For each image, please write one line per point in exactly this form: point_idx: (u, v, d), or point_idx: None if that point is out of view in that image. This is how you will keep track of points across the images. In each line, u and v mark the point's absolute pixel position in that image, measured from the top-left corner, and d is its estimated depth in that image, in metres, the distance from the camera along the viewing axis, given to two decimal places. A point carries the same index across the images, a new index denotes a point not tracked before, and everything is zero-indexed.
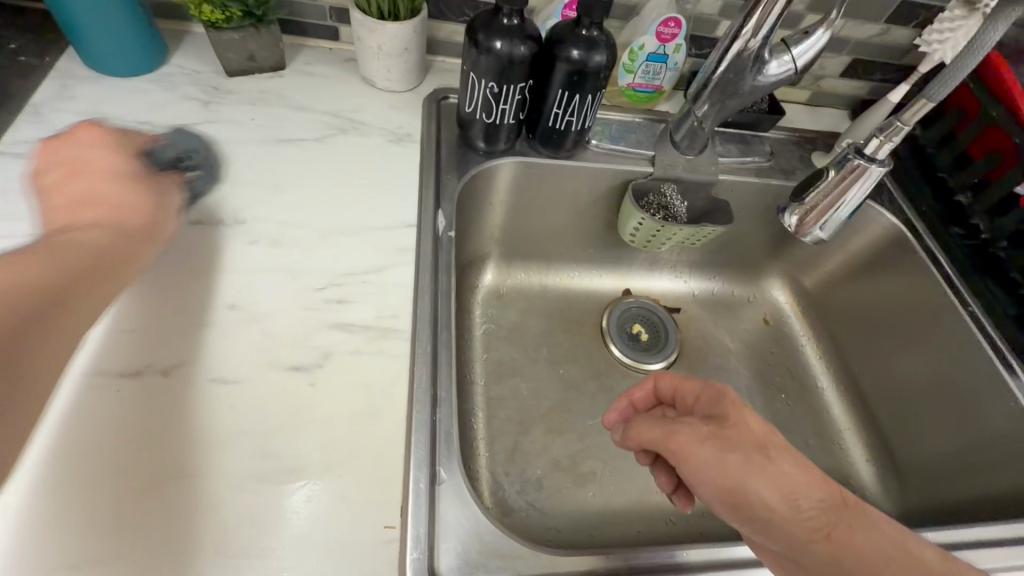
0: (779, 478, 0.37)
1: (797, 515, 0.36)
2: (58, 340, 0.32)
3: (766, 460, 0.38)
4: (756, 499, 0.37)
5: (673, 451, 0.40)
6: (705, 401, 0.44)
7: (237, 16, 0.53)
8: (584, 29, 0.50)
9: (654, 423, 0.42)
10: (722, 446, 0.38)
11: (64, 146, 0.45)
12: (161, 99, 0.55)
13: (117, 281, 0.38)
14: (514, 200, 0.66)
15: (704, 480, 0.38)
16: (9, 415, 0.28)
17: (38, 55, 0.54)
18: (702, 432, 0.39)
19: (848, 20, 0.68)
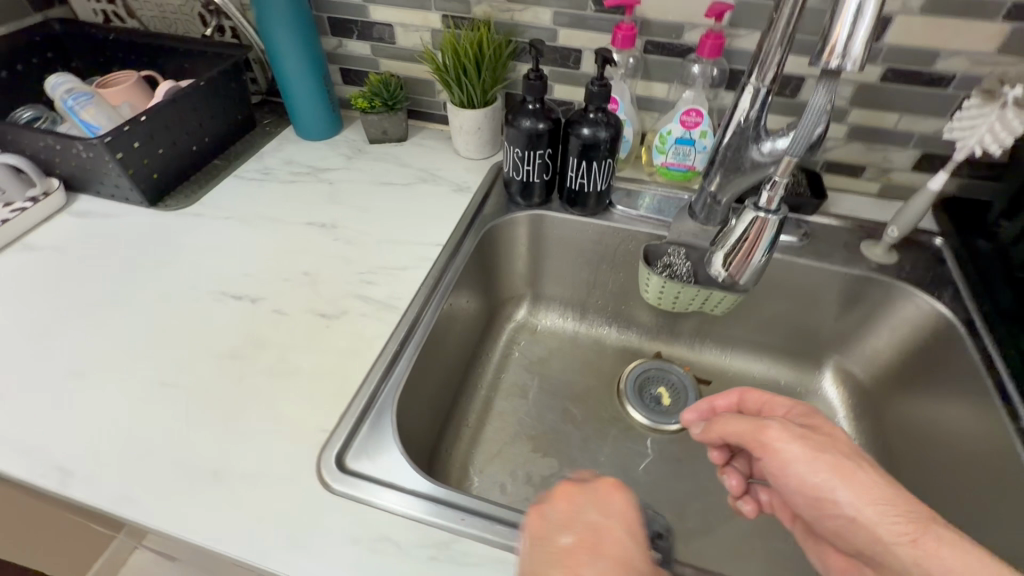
0: (864, 483, 0.37)
1: (880, 519, 0.36)
2: None
3: (856, 468, 0.38)
4: (841, 498, 0.38)
5: (760, 441, 0.42)
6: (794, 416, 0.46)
7: (378, 105, 0.82)
8: (591, 112, 0.64)
9: (738, 418, 0.45)
10: (813, 447, 0.40)
11: (568, 504, 0.40)
12: (326, 154, 0.85)
13: None
14: (546, 249, 0.79)
15: (796, 474, 0.40)
16: None
17: (275, 125, 0.90)
18: (794, 431, 0.41)
19: (904, 114, 0.67)
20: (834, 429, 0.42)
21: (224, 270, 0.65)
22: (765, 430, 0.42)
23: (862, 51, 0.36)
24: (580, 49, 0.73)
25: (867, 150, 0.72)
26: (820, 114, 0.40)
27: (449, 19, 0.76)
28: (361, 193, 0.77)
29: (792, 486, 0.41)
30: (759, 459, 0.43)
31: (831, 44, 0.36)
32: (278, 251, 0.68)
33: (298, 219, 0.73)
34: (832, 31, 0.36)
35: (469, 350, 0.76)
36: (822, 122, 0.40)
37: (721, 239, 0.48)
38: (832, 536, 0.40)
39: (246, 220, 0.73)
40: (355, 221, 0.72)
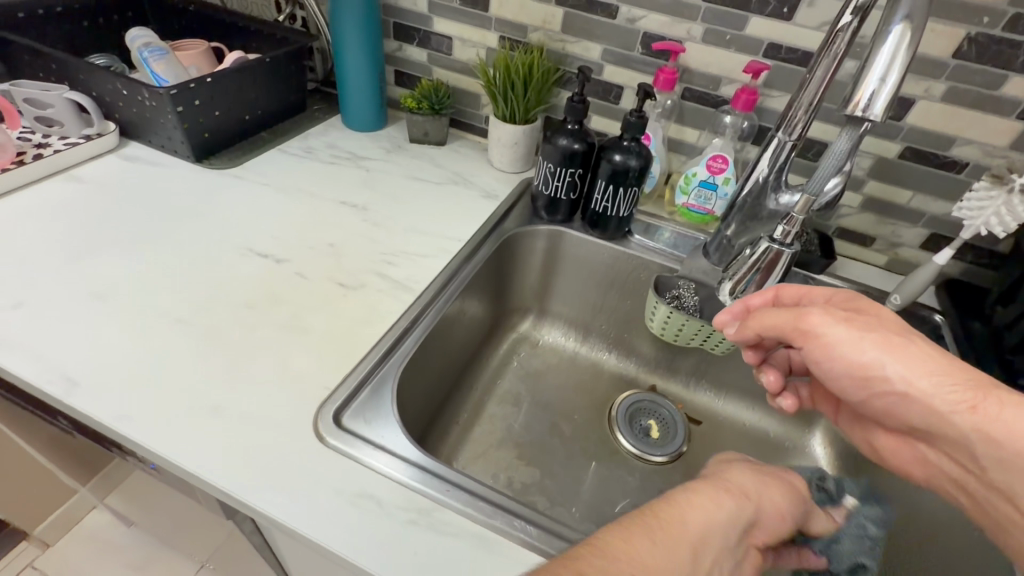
0: (917, 358, 0.40)
1: (937, 390, 0.39)
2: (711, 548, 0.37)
3: (906, 342, 0.41)
4: (892, 372, 0.41)
5: (802, 331, 0.44)
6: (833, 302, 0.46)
7: (425, 108, 0.87)
8: (625, 141, 0.68)
9: (780, 311, 0.46)
10: (859, 329, 0.42)
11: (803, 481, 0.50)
12: (367, 145, 0.90)
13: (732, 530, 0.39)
14: (560, 266, 0.82)
15: (843, 359, 0.43)
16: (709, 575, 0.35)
17: (324, 111, 0.95)
18: (837, 316, 0.43)
19: (917, 193, 0.71)
20: (877, 306, 0.44)
21: (255, 229, 0.68)
22: (805, 317, 0.44)
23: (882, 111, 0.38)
24: (622, 86, 0.78)
25: (879, 221, 0.75)
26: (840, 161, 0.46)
27: (505, 41, 0.82)
28: (395, 184, 0.81)
29: (838, 367, 0.44)
30: (800, 346, 0.46)
31: (853, 102, 0.38)
32: (309, 221, 0.71)
33: (333, 197, 0.76)
34: (857, 89, 0.38)
35: (471, 350, 0.77)
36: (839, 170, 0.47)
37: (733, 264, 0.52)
38: (884, 415, 0.45)
39: (283, 190, 0.76)
40: (386, 207, 0.76)
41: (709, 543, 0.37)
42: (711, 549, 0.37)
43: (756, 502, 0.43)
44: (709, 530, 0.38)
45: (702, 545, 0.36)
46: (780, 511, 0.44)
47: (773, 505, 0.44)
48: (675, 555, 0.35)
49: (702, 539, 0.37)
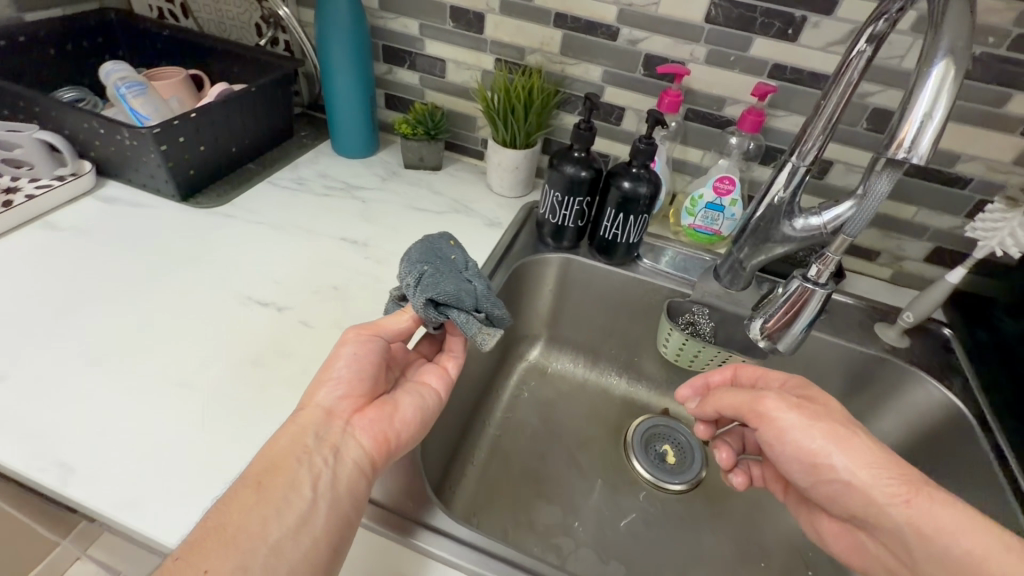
0: (860, 450, 0.41)
1: (876, 482, 0.40)
2: (283, 476, 0.40)
3: (852, 435, 0.42)
4: (838, 463, 0.41)
5: (757, 412, 0.46)
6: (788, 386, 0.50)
7: (420, 133, 0.84)
8: (634, 168, 0.67)
9: (738, 391, 0.49)
10: (809, 416, 0.43)
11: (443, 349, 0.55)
12: (360, 173, 0.86)
13: (287, 436, 0.43)
14: (567, 293, 0.80)
15: (793, 442, 0.44)
16: (260, 501, 0.39)
17: (313, 138, 0.91)
18: (789, 402, 0.45)
19: (922, 208, 0.71)
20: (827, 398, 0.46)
21: (250, 274, 0.64)
22: (761, 401, 0.46)
23: (930, 147, 0.36)
24: (624, 107, 0.77)
25: (884, 236, 0.76)
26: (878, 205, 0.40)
27: (502, 63, 0.79)
28: (393, 215, 0.78)
29: (788, 452, 0.44)
30: (755, 427, 0.47)
31: (896, 139, 0.36)
32: (307, 261, 0.67)
33: (329, 233, 0.73)
34: (899, 126, 0.36)
35: (481, 384, 0.75)
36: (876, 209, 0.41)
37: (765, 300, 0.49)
38: (828, 503, 0.44)
39: (277, 227, 0.72)
40: (387, 241, 0.72)
41: (285, 468, 0.41)
42: (283, 476, 0.40)
43: (312, 403, 0.45)
44: (280, 452, 0.42)
45: (266, 476, 0.40)
46: (336, 387, 0.46)
47: (322, 390, 0.46)
48: (256, 513, 0.38)
49: (271, 468, 0.41)
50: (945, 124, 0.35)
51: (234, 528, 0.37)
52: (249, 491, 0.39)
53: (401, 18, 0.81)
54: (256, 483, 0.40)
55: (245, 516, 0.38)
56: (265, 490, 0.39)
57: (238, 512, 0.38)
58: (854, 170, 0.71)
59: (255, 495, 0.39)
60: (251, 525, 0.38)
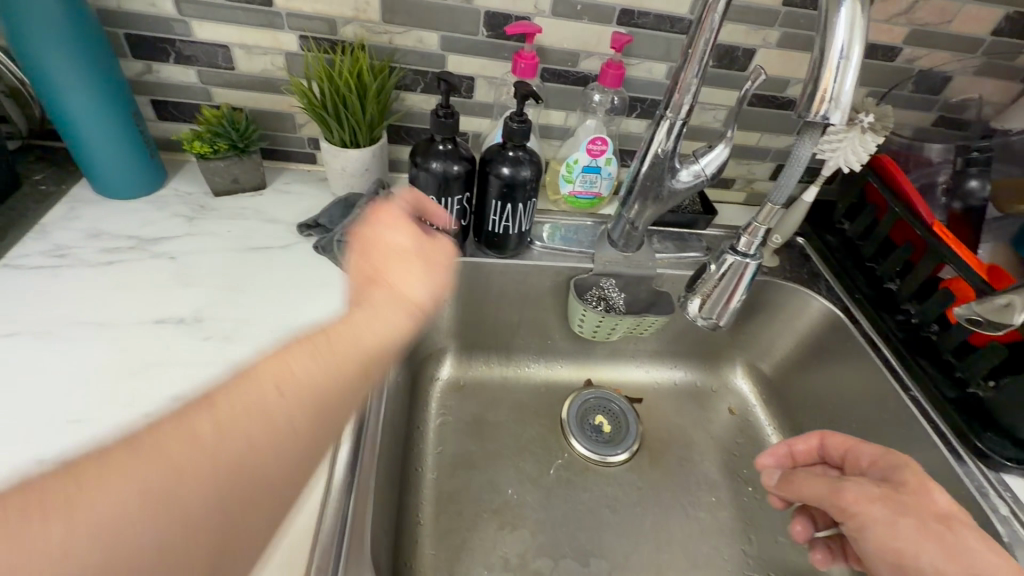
0: (955, 551, 0.39)
1: None
2: (387, 315, 0.36)
3: (945, 530, 0.40)
4: (926, 565, 0.39)
5: (838, 506, 0.44)
6: (880, 464, 0.47)
7: (223, 149, 0.64)
8: (510, 150, 0.58)
9: (818, 479, 0.46)
10: (895, 508, 0.42)
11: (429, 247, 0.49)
12: (152, 217, 0.64)
13: (384, 228, 0.41)
14: (463, 298, 0.71)
15: (878, 545, 0.41)
16: (378, 307, 0.36)
17: (58, 182, 0.64)
18: (873, 493, 0.43)
19: (764, 134, 0.76)
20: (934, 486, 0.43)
21: (27, 421, 0.43)
22: (840, 492, 0.44)
23: (849, 97, 0.35)
24: (473, 77, 0.67)
25: (737, 164, 0.80)
26: (803, 165, 0.40)
27: (310, 41, 0.62)
28: (224, 266, 0.59)
29: (871, 552, 0.42)
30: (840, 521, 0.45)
31: (819, 95, 0.35)
32: (116, 372, 0.47)
33: (136, 318, 0.52)
34: (818, 82, 0.34)
35: (401, 431, 0.64)
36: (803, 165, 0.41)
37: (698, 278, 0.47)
38: None
39: (46, 333, 0.49)
40: (226, 307, 0.55)
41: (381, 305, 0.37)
42: (382, 304, 0.37)
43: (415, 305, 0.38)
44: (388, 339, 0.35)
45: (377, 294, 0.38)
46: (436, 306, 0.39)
47: (427, 295, 0.39)
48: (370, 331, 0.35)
49: (375, 298, 0.37)
50: (864, 68, 0.33)
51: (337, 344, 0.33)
52: (368, 346, 0.34)
53: None
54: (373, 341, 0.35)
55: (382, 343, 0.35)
56: (389, 338, 0.36)
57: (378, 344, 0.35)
58: (706, 108, 0.73)
59: (365, 374, 0.34)
60: (354, 362, 0.33)
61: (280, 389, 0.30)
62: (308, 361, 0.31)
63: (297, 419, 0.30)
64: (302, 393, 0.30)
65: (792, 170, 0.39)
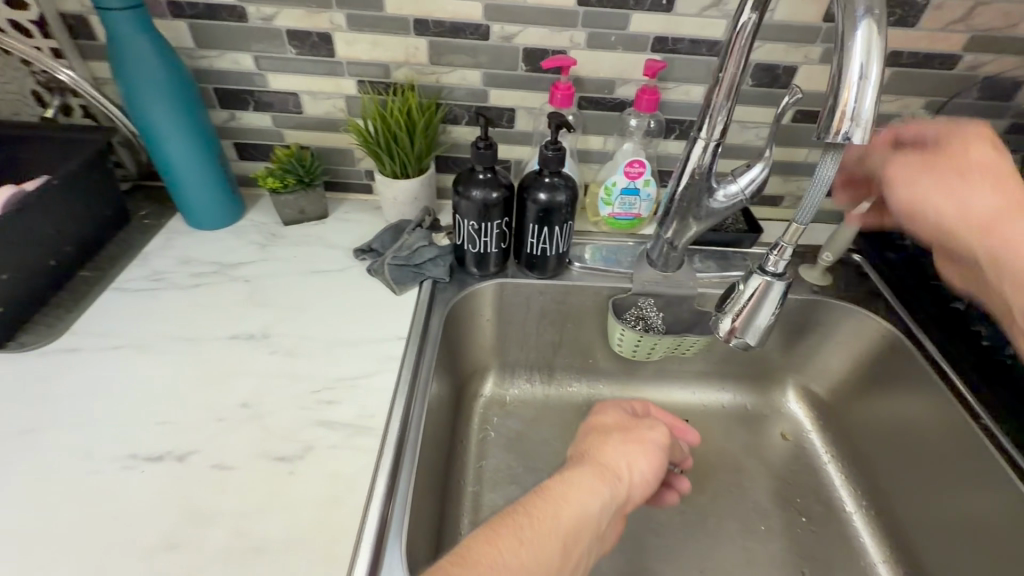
0: (965, 189, 0.42)
1: (957, 217, 0.43)
2: (576, 500, 0.44)
3: (964, 169, 0.43)
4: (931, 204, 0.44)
5: (857, 160, 0.49)
6: (937, 136, 0.45)
7: (292, 183, 0.72)
8: (546, 176, 0.61)
9: (921, 151, 0.46)
10: (929, 165, 0.44)
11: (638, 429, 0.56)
12: (232, 245, 0.72)
13: (614, 438, 0.52)
14: (506, 317, 0.74)
15: (929, 208, 0.44)
16: (584, 475, 0.46)
17: (158, 216, 0.75)
18: (914, 162, 0.45)
19: (813, 149, 0.74)
20: (988, 151, 0.44)
21: (126, 422, 0.50)
22: (866, 158, 0.49)
23: (871, 114, 0.34)
24: (514, 108, 0.71)
25: (785, 181, 0.78)
26: (825, 187, 0.38)
27: (366, 85, 0.69)
28: (290, 287, 0.66)
29: (929, 213, 0.44)
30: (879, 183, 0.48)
31: (838, 112, 0.34)
32: (197, 379, 0.54)
33: (216, 333, 0.59)
34: (838, 100, 0.34)
35: (444, 444, 0.67)
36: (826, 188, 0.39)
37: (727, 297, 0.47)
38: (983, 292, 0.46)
39: (143, 346, 0.57)
40: (290, 325, 0.61)
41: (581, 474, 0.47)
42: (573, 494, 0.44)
43: (626, 479, 0.48)
44: (586, 517, 0.43)
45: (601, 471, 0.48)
46: (641, 485, 0.49)
47: (637, 474, 0.49)
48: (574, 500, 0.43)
49: (580, 473, 0.47)
50: (883, 84, 0.33)
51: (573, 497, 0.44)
52: (597, 511, 0.44)
53: (229, 53, 0.67)
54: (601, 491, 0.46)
55: (578, 521, 0.42)
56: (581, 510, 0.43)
57: (576, 519, 0.42)
58: (748, 126, 0.72)
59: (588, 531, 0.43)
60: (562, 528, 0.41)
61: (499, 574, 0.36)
62: (515, 544, 0.38)
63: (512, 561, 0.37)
64: (521, 552, 0.38)
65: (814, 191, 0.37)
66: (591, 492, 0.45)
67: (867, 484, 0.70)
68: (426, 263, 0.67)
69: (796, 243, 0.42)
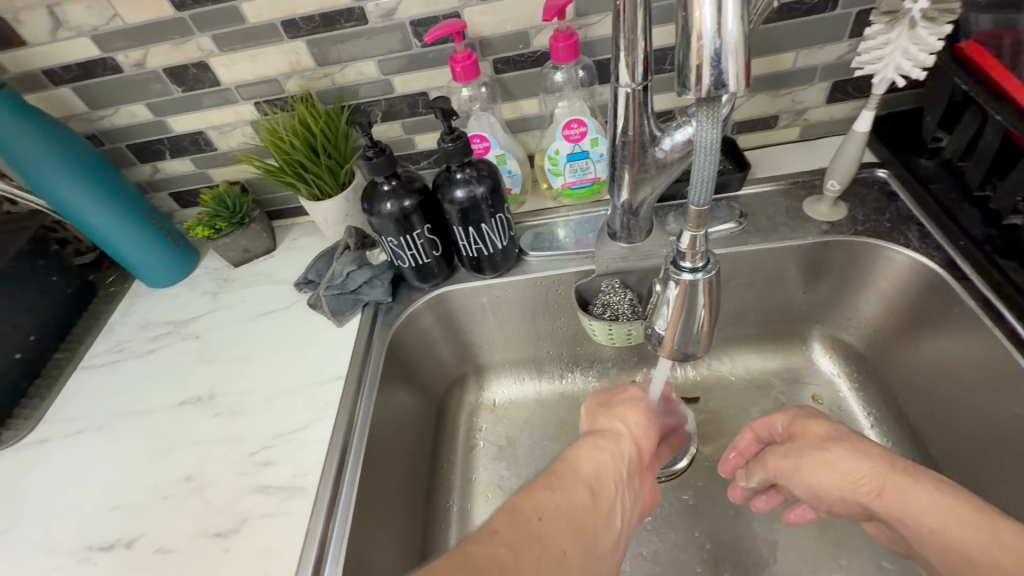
0: (829, 474, 0.44)
1: (839, 483, 0.44)
2: (589, 458, 0.44)
3: (861, 491, 0.42)
4: (809, 477, 0.46)
5: (800, 460, 0.47)
6: (849, 484, 0.43)
7: (224, 227, 0.68)
8: (456, 172, 0.53)
9: (813, 452, 0.46)
10: (832, 480, 0.44)
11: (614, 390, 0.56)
12: (186, 299, 0.71)
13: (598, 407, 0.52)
14: (469, 322, 0.68)
15: (807, 488, 0.47)
16: (592, 442, 0.46)
17: (122, 282, 0.75)
18: (823, 480, 0.45)
19: (800, 50, 0.59)
20: (839, 486, 0.44)
21: (84, 512, 0.51)
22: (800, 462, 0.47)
23: (738, 36, 0.26)
24: (424, 91, 0.62)
25: (773, 97, 0.63)
26: (713, 152, 0.30)
27: (264, 105, 0.63)
28: (237, 337, 0.64)
29: (805, 474, 0.46)
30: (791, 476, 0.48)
31: (695, 39, 0.26)
32: (147, 455, 0.54)
33: (166, 402, 0.59)
34: (689, 20, 0.26)
35: (421, 471, 0.63)
36: (718, 154, 0.30)
37: (652, 306, 0.39)
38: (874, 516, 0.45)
39: (103, 426, 0.59)
40: (234, 380, 0.59)
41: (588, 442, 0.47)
42: (582, 456, 0.45)
43: (626, 436, 0.48)
44: (605, 471, 0.44)
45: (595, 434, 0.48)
46: (645, 433, 0.49)
47: (635, 428, 0.49)
48: (586, 460, 0.44)
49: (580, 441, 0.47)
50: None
51: (590, 460, 0.44)
52: (612, 469, 0.44)
53: (123, 107, 0.63)
54: (616, 447, 0.46)
55: (596, 474, 0.43)
56: (603, 472, 0.43)
57: (595, 473, 0.43)
58: None
59: (612, 486, 0.43)
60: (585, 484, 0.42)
61: (542, 516, 0.38)
62: (551, 493, 0.40)
63: (551, 507, 0.38)
64: (545, 505, 0.38)
65: (701, 160, 0.29)
66: (601, 452, 0.45)
67: (917, 450, 0.58)
68: (362, 287, 0.62)
69: (707, 230, 0.34)
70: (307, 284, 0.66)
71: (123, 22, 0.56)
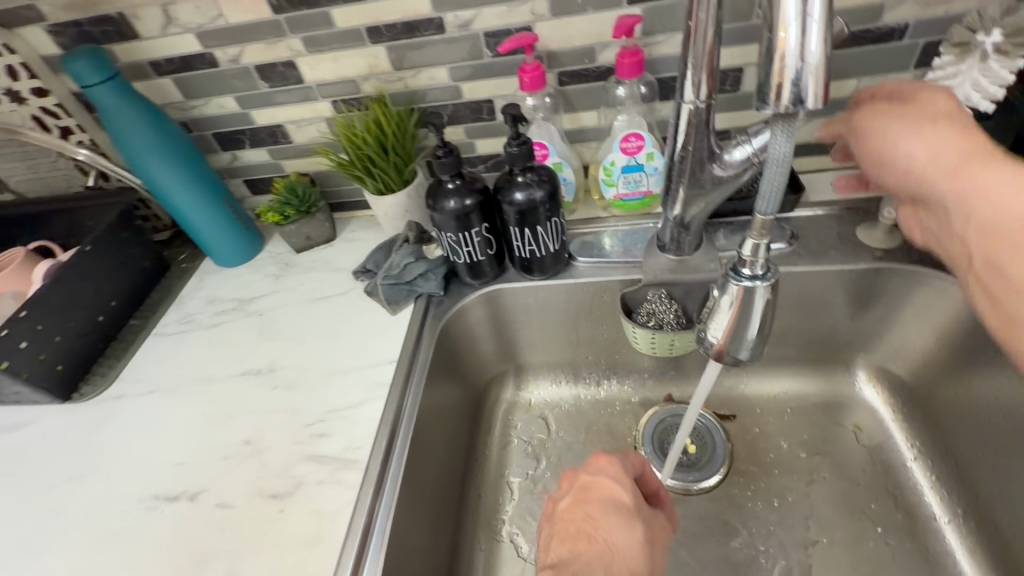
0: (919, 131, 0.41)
1: (921, 159, 0.41)
2: None
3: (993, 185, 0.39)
4: (908, 149, 0.42)
5: (888, 134, 0.43)
6: (937, 146, 0.41)
7: (292, 214, 0.73)
8: (518, 175, 0.56)
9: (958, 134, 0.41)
10: (949, 137, 0.41)
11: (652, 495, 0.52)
12: (251, 279, 0.76)
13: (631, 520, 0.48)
14: (513, 321, 0.70)
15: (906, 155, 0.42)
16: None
17: (192, 259, 0.81)
18: (918, 149, 0.42)
19: (863, 78, 0.60)
20: (920, 149, 0.42)
21: (152, 465, 0.56)
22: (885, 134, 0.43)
23: (820, 59, 0.28)
24: (490, 98, 0.65)
25: None
26: (786, 165, 0.32)
27: (340, 104, 0.68)
28: (296, 317, 0.68)
29: (902, 169, 0.43)
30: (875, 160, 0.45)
31: (778, 60, 0.28)
32: (210, 418, 0.59)
33: (229, 372, 0.64)
34: (775, 42, 0.28)
35: (457, 460, 0.66)
36: (790, 166, 0.33)
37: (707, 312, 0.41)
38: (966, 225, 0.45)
39: (171, 389, 0.63)
40: (292, 357, 0.63)
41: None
42: None
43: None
44: None
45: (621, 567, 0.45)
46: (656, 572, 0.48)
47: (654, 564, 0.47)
48: None
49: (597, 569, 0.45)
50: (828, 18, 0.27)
51: None
52: None
53: (214, 98, 0.69)
54: None
55: None
56: None
57: None
58: None
59: None
60: None
61: None
62: None
63: None
64: None
65: (771, 172, 0.32)
66: None
67: (961, 487, 0.57)
68: (417, 279, 0.65)
69: (769, 239, 0.36)
70: (364, 272, 0.70)
71: (226, 22, 0.61)
